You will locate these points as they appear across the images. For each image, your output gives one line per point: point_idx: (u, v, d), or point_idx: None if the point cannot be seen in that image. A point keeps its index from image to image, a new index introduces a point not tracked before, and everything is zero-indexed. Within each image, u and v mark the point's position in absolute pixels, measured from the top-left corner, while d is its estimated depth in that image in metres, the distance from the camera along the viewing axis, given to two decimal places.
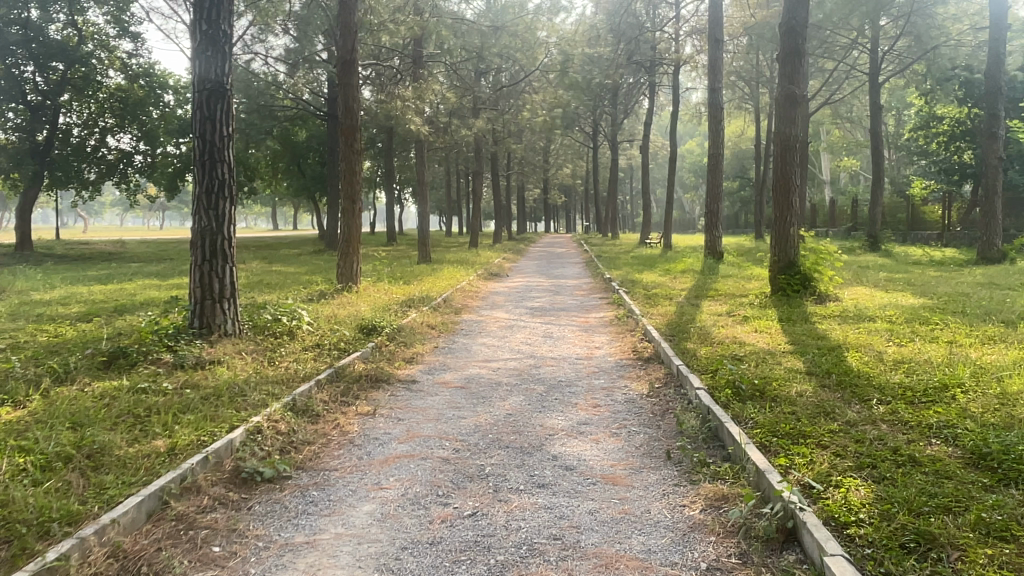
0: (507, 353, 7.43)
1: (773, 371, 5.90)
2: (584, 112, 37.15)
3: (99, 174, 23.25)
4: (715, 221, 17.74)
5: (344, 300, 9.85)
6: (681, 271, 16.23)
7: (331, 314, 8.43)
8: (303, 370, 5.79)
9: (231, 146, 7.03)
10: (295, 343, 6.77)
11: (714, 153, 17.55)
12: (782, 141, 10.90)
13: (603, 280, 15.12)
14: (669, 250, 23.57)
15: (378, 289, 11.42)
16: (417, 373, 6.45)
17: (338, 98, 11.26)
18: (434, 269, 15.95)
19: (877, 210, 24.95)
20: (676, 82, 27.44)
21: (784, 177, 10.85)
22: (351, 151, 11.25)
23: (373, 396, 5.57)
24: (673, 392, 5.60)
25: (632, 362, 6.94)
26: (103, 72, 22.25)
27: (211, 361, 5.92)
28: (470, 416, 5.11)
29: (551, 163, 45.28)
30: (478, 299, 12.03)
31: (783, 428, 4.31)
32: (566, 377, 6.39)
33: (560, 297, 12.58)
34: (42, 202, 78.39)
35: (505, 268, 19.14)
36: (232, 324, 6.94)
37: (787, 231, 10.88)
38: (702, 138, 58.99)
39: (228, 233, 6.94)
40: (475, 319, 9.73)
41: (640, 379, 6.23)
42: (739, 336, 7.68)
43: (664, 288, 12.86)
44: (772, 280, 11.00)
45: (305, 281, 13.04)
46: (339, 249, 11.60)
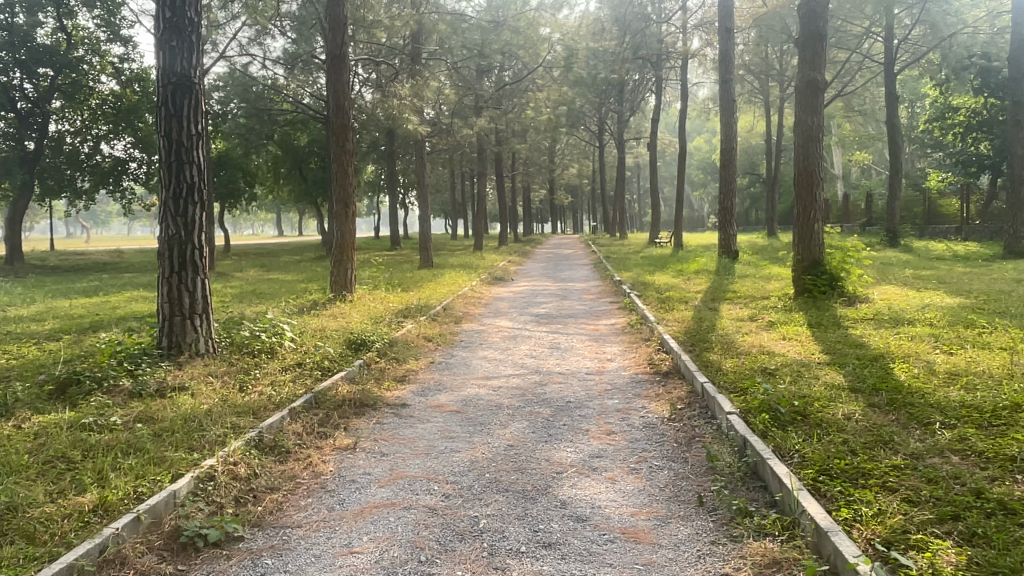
0: (509, 369, 6.73)
1: (812, 390, 5.17)
2: (590, 110, 36.43)
3: (93, 182, 22.69)
4: (729, 219, 16.97)
5: (336, 311, 9.17)
6: (694, 271, 15.50)
7: (318, 328, 7.75)
8: (276, 397, 5.10)
9: (202, 145, 6.33)
10: (273, 363, 6.07)
11: (726, 148, 16.82)
12: (804, 132, 10.18)
13: (613, 282, 14.41)
14: (681, 249, 22.78)
15: (374, 299, 10.74)
16: (408, 395, 5.75)
17: (328, 96, 10.60)
18: (435, 274, 15.26)
19: (895, 204, 24.10)
20: (684, 77, 26.63)
21: (807, 169, 10.10)
22: (343, 152, 10.57)
23: (355, 426, 4.87)
24: (698, 416, 4.89)
25: (649, 378, 6.22)
26: (96, 77, 21.76)
27: (173, 386, 5.23)
28: (466, 449, 4.40)
29: (557, 163, 44.65)
30: (480, 306, 11.35)
31: (838, 466, 3.58)
32: (575, 397, 5.67)
33: (569, 302, 11.85)
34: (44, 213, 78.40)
35: (509, 271, 18.46)
36: (205, 343, 6.23)
37: (812, 226, 10.12)
38: (710, 135, 58.19)
39: (199, 242, 6.23)
40: (476, 329, 9.02)
41: (659, 398, 5.52)
42: (765, 345, 6.97)
43: (679, 291, 12.12)
44: (795, 281, 10.26)
45: (299, 291, 12.38)
46: (332, 256, 10.92)
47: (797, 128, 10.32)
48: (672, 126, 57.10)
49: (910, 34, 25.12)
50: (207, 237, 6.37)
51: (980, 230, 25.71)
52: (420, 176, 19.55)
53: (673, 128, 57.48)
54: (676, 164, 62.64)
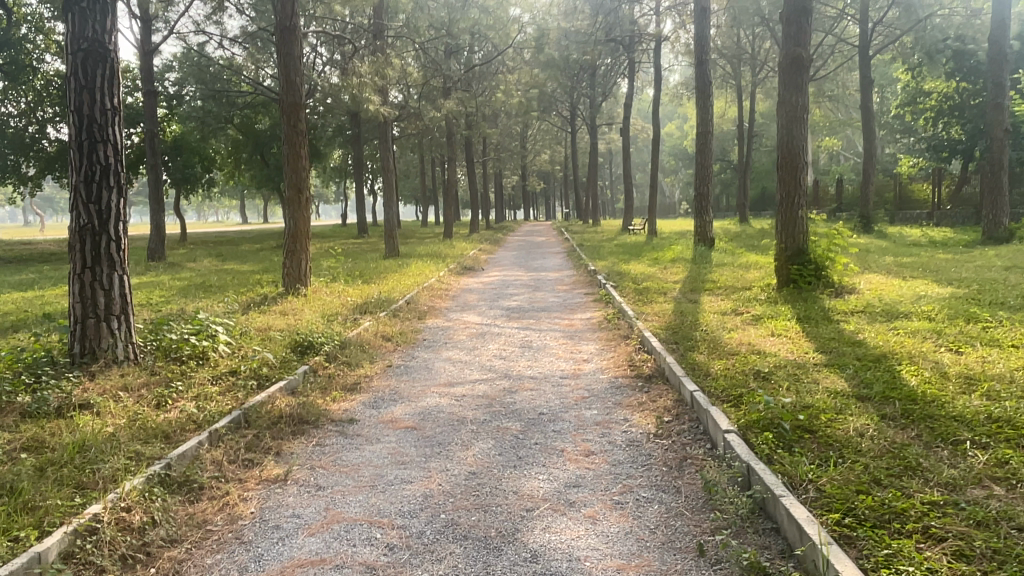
0: (475, 374, 6.03)
1: (815, 398, 4.57)
2: (562, 95, 35.73)
3: (39, 169, 21.58)
4: (705, 205, 16.40)
5: (288, 307, 8.41)
6: (671, 260, 14.95)
7: (263, 327, 6.99)
8: (199, 417, 4.34)
9: (119, 122, 5.47)
10: (203, 372, 5.30)
11: (703, 132, 16.27)
12: (787, 113, 9.60)
13: (587, 272, 13.78)
14: (655, 236, 22.27)
15: (331, 291, 9.95)
16: (358, 408, 5.02)
17: (278, 72, 9.73)
18: (400, 264, 14.48)
19: (870, 189, 23.80)
20: (658, 60, 26.02)
21: (790, 151, 9.52)
22: (295, 132, 9.74)
23: (290, 450, 4.14)
24: (689, 434, 4.25)
25: (630, 383, 5.56)
26: (39, 57, 20.45)
27: (77, 401, 4.43)
28: (420, 480, 3.71)
29: (528, 149, 44.00)
30: (447, 299, 10.63)
31: (868, 506, 2.97)
32: (548, 408, 4.98)
33: (540, 294, 11.17)
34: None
35: (479, 260, 17.76)
36: (125, 349, 5.41)
37: (795, 210, 9.54)
38: (681, 121, 57.86)
39: (116, 233, 5.40)
40: (441, 326, 8.29)
41: (643, 408, 4.86)
42: (755, 343, 6.38)
43: (656, 282, 11.51)
44: (779, 270, 9.69)
45: (252, 284, 11.53)
46: (284, 246, 10.10)
47: (781, 108, 9.73)
48: (644, 111, 56.53)
49: (884, 18, 24.79)
50: (127, 228, 5.53)
51: (953, 215, 25.60)
52: (385, 160, 18.68)
53: (644, 113, 56.93)
54: (647, 150, 62.16)
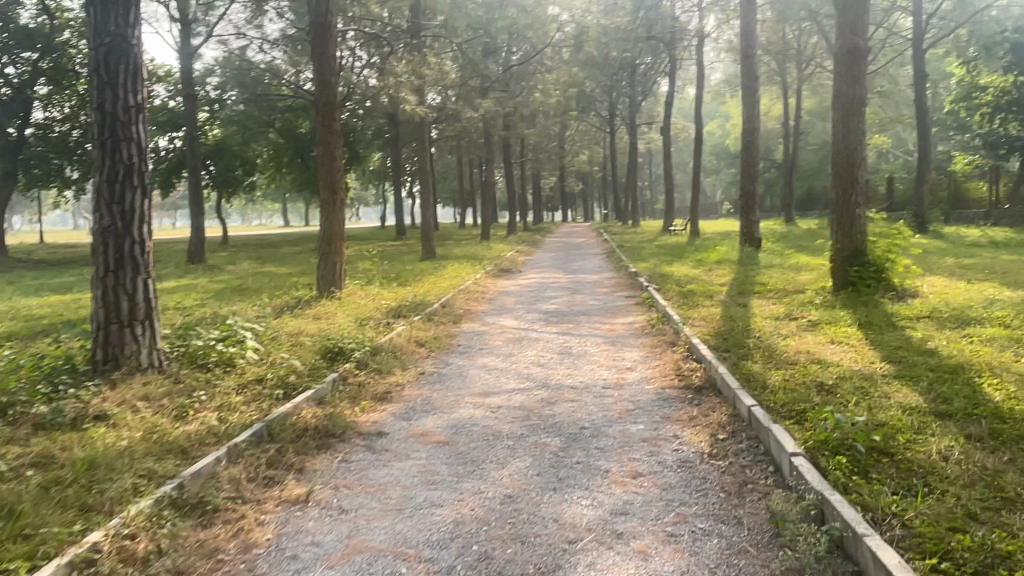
0: (512, 382, 5.68)
1: (889, 415, 4.14)
2: (601, 94, 35.19)
3: (84, 173, 21.78)
4: (752, 205, 15.79)
5: (321, 311, 8.19)
6: (715, 261, 14.44)
7: (294, 332, 6.76)
8: (219, 429, 4.08)
9: (143, 119, 5.28)
10: (229, 381, 5.06)
11: (749, 128, 15.71)
12: (844, 105, 9.07)
13: (628, 274, 13.35)
14: (698, 237, 21.66)
15: (365, 295, 9.70)
16: (388, 419, 4.72)
17: (312, 71, 9.55)
18: (436, 266, 14.22)
19: (923, 187, 22.85)
20: (701, 57, 25.33)
21: (847, 147, 9.01)
22: (329, 132, 9.54)
23: (313, 467, 3.85)
24: (748, 456, 3.85)
25: (679, 395, 5.16)
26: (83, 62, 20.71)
27: (94, 413, 4.21)
28: (450, 504, 3.38)
29: (567, 150, 43.59)
30: (483, 302, 10.33)
31: (968, 549, 2.55)
32: (590, 422, 4.61)
33: (580, 297, 10.78)
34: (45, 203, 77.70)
35: (517, 261, 17.47)
36: (149, 356, 5.20)
37: (852, 209, 9.01)
38: (723, 120, 56.82)
39: (141, 235, 5.21)
40: (476, 331, 7.97)
41: (695, 425, 4.46)
42: (814, 352, 5.92)
43: (701, 284, 11.02)
44: (835, 272, 9.16)
45: (286, 287, 11.35)
46: (319, 249, 9.87)
47: (836, 101, 9.21)
48: (685, 110, 55.56)
49: (939, 9, 23.74)
50: (152, 230, 5.34)
51: (1013, 214, 24.44)
52: (422, 161, 18.43)
53: (685, 112, 55.96)
54: (688, 150, 61.12)
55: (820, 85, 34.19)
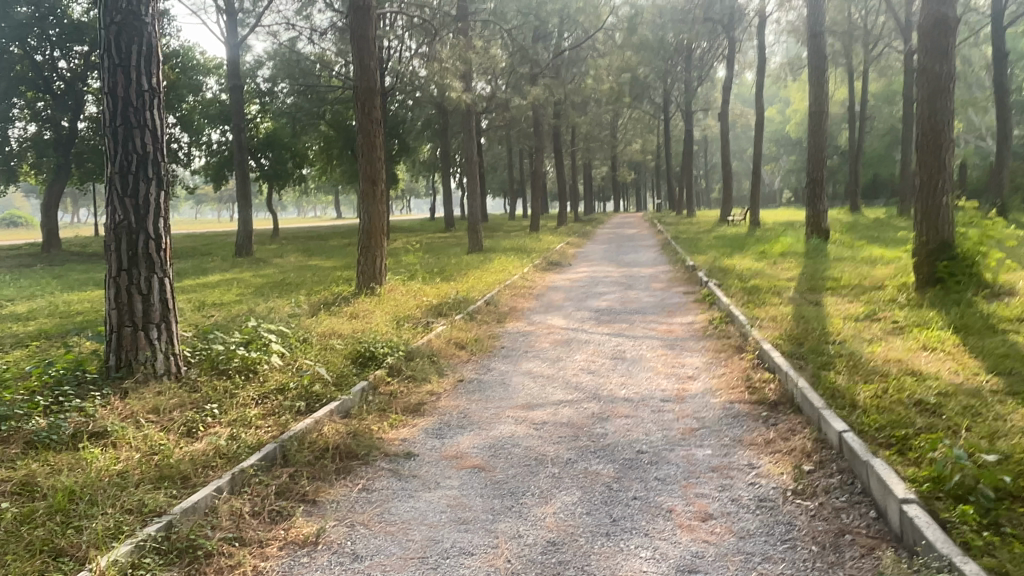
0: (559, 393, 5.11)
1: (1016, 445, 3.42)
2: (654, 81, 34.15)
3: None
4: (818, 194, 14.81)
5: (359, 310, 7.74)
6: (779, 254, 13.57)
7: (326, 333, 6.32)
8: (228, 451, 3.63)
9: (158, 105, 4.87)
10: (249, 390, 4.62)
11: (817, 111, 14.73)
12: (929, 82, 8.17)
13: (684, 268, 12.62)
14: (757, 228, 20.67)
15: (407, 291, 9.24)
16: (419, 437, 4.20)
17: (351, 56, 9.10)
18: (483, 260, 13.70)
19: (1004, 173, 21.31)
20: (761, 39, 24.19)
21: (933, 127, 8.11)
22: (369, 120, 9.08)
23: (329, 498, 3.35)
24: (844, 498, 3.20)
25: (750, 412, 4.50)
26: None
27: (95, 431, 3.81)
28: (483, 553, 2.82)
29: (619, 138, 42.67)
30: (531, 298, 9.78)
31: None
32: (648, 445, 4.01)
33: (634, 293, 10.12)
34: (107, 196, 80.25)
35: (567, 254, 16.87)
36: (165, 361, 4.80)
37: (939, 197, 8.13)
38: (783, 105, 54.86)
39: (156, 231, 4.79)
40: (522, 331, 7.42)
41: (773, 452, 3.81)
42: (905, 361, 5.18)
43: (766, 279, 10.24)
44: (919, 268, 8.29)
45: (328, 281, 10.97)
46: (358, 243, 9.39)
47: (920, 77, 8.31)
48: (742, 96, 53.83)
49: None
50: (170, 224, 4.93)
51: None
52: (468, 150, 17.89)
53: (742, 98, 54.18)
54: (745, 137, 59.24)
55: (888, 67, 32.45)
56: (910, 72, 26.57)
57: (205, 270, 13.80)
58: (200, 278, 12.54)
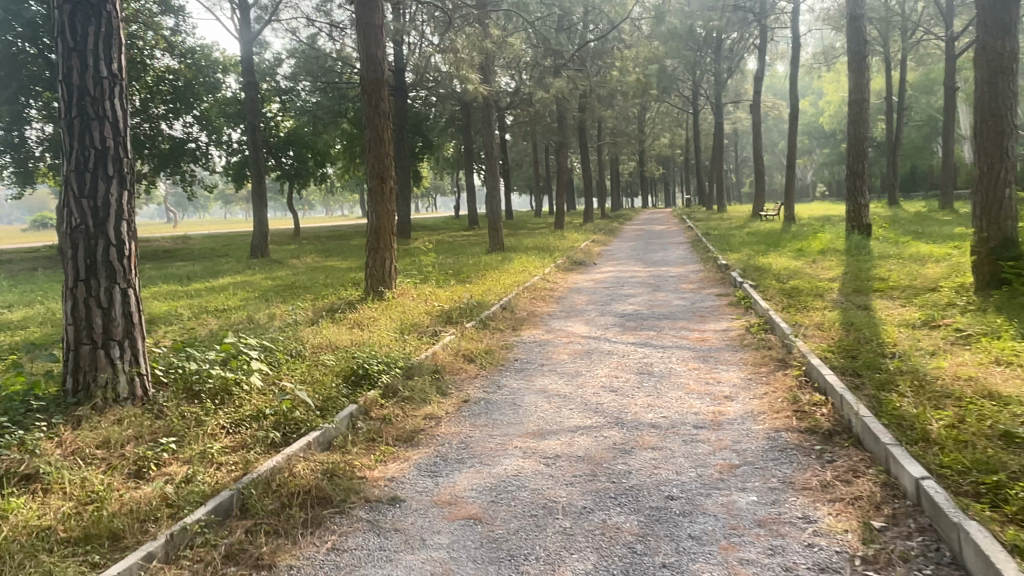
0: (576, 418, 4.46)
1: None
2: (683, 73, 33.23)
3: (154, 167, 21.14)
4: (859, 187, 13.93)
5: (364, 319, 7.18)
6: (818, 251, 12.76)
7: (322, 346, 5.75)
8: (175, 500, 3.06)
9: (121, 94, 4.33)
10: (219, 417, 4.06)
11: (857, 99, 13.84)
12: (988, 61, 7.32)
13: (716, 267, 11.89)
14: (793, 223, 19.80)
15: (419, 296, 8.66)
16: (409, 475, 3.58)
17: (356, 46, 8.55)
18: (503, 259, 13.10)
19: None
20: (794, 27, 23.19)
21: (993, 112, 7.28)
22: (376, 113, 8.51)
23: (289, 562, 2.75)
24: (929, 572, 2.51)
25: (801, 445, 3.82)
26: (150, 53, 19.92)
27: (27, 472, 3.27)
28: None
29: (647, 133, 41.79)
30: (551, 302, 9.16)
31: None
32: (679, 488, 3.35)
33: (663, 295, 9.43)
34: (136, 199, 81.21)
35: (592, 252, 16.24)
36: (128, 383, 4.26)
37: (1001, 188, 7.30)
38: (817, 96, 53.42)
39: (117, 236, 4.25)
40: (539, 341, 6.79)
41: (832, 501, 3.12)
42: (981, 380, 4.40)
43: (806, 280, 9.48)
44: (979, 267, 7.38)
45: (337, 284, 10.45)
46: (366, 244, 8.81)
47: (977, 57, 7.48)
48: (774, 88, 52.49)
49: None
50: (134, 228, 4.39)
51: None
52: (489, 145, 17.23)
53: (774, 90, 52.85)
54: (777, 129, 57.75)
55: (928, 54, 31.11)
56: (952, 59, 25.37)
57: (217, 273, 13.41)
58: (208, 281, 12.13)
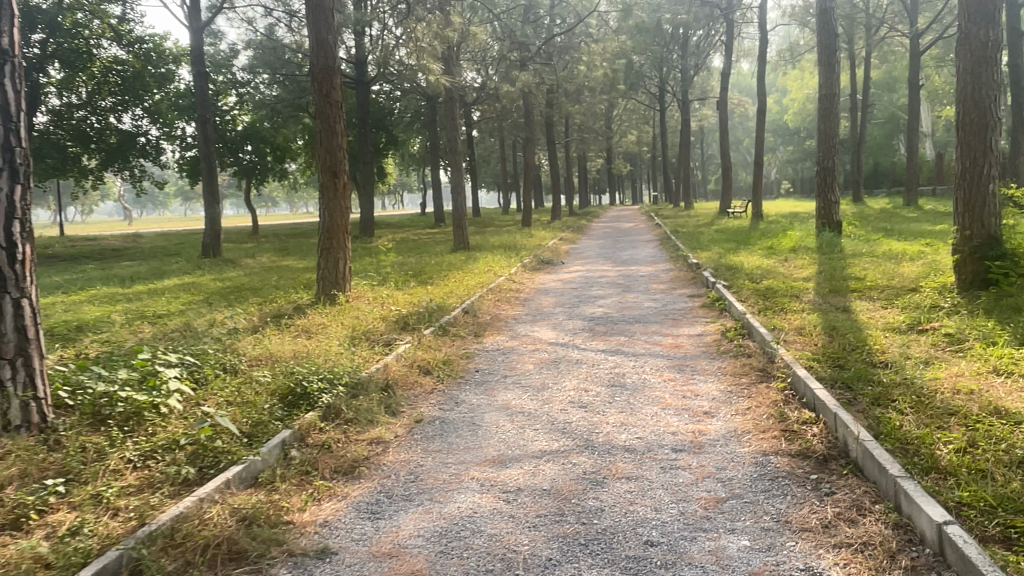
0: (541, 441, 3.97)
1: None
2: (650, 69, 33.00)
3: (101, 161, 20.38)
4: (830, 183, 13.67)
5: (311, 326, 6.60)
6: (789, 249, 12.50)
7: (259, 359, 5.17)
8: (46, 564, 2.50)
9: (9, 71, 3.68)
10: (126, 450, 3.49)
11: (827, 94, 13.63)
12: (970, 51, 7.01)
13: (686, 266, 11.52)
14: (761, 220, 19.66)
15: (375, 299, 8.10)
16: (344, 519, 3.05)
17: (306, 31, 7.96)
18: (467, 259, 12.58)
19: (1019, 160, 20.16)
20: (761, 23, 23.01)
21: (977, 105, 6.97)
22: (327, 103, 7.93)
23: None
24: None
25: (794, 473, 3.37)
26: (96, 43, 18.98)
27: None
28: None
29: (614, 129, 41.66)
30: (517, 304, 8.68)
31: None
32: (658, 531, 2.88)
33: (633, 296, 9.02)
34: (93, 196, 78.99)
35: (559, 250, 15.82)
36: (22, 410, 3.66)
37: (985, 184, 6.99)
38: (782, 94, 53.82)
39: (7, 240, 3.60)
40: (503, 348, 6.30)
41: (837, 546, 2.68)
42: (984, 394, 4.00)
43: (780, 279, 9.13)
44: (963, 266, 7.06)
45: (290, 286, 9.84)
46: (318, 244, 8.19)
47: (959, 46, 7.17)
48: (740, 85, 52.77)
49: None
50: (30, 229, 3.75)
51: None
52: (453, 140, 16.68)
53: (741, 87, 53.12)
54: (743, 126, 58.06)
55: (891, 52, 31.35)
56: (916, 57, 25.45)
57: (164, 274, 12.69)
58: (152, 284, 11.41)
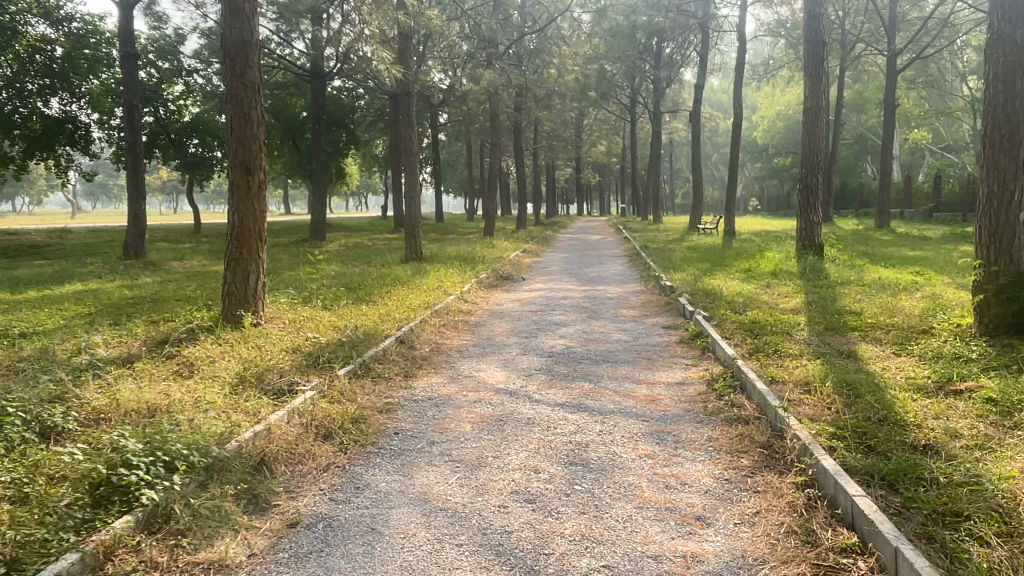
0: (464, 569, 2.68)
1: None
2: (621, 78, 32.03)
3: (24, 150, 18.51)
4: (813, 203, 12.64)
5: (196, 359, 5.22)
6: (769, 273, 11.46)
7: (97, 419, 3.81)
8: None
9: None
10: None
11: (814, 106, 12.65)
12: (1006, 54, 5.92)
13: (659, 288, 10.39)
14: (733, 238, 18.73)
15: (290, 324, 6.73)
16: None
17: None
18: (415, 272, 11.23)
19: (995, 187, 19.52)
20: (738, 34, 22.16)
21: (1008, 118, 5.91)
22: (242, 83, 6.59)
23: None
24: None
25: None
26: (25, 20, 17.74)
27: None
28: None
29: (584, 139, 40.74)
30: (466, 331, 7.37)
31: None
32: None
33: (601, 325, 7.80)
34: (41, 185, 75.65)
35: (521, 264, 14.64)
36: None
37: (1016, 211, 5.91)
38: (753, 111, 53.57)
39: None
40: (436, 395, 5.01)
41: None
42: None
43: (766, 310, 7.99)
44: (991, 305, 5.95)
45: (202, 299, 8.42)
46: (226, 253, 6.78)
47: (988, 49, 6.12)
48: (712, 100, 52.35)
49: None
50: None
51: None
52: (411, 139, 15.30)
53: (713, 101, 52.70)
54: (713, 142, 57.74)
55: (865, 71, 30.94)
56: (892, 77, 24.88)
57: (68, 278, 11.09)
58: (49, 288, 9.87)
